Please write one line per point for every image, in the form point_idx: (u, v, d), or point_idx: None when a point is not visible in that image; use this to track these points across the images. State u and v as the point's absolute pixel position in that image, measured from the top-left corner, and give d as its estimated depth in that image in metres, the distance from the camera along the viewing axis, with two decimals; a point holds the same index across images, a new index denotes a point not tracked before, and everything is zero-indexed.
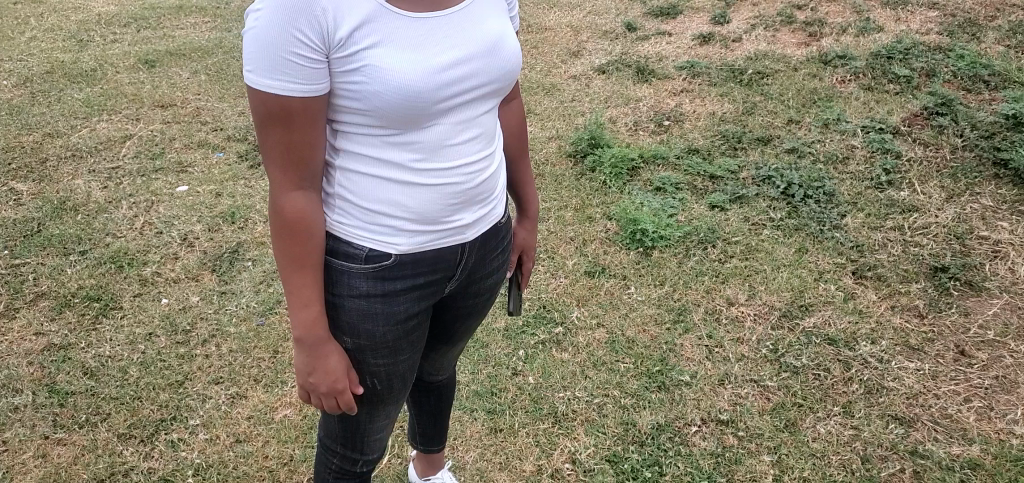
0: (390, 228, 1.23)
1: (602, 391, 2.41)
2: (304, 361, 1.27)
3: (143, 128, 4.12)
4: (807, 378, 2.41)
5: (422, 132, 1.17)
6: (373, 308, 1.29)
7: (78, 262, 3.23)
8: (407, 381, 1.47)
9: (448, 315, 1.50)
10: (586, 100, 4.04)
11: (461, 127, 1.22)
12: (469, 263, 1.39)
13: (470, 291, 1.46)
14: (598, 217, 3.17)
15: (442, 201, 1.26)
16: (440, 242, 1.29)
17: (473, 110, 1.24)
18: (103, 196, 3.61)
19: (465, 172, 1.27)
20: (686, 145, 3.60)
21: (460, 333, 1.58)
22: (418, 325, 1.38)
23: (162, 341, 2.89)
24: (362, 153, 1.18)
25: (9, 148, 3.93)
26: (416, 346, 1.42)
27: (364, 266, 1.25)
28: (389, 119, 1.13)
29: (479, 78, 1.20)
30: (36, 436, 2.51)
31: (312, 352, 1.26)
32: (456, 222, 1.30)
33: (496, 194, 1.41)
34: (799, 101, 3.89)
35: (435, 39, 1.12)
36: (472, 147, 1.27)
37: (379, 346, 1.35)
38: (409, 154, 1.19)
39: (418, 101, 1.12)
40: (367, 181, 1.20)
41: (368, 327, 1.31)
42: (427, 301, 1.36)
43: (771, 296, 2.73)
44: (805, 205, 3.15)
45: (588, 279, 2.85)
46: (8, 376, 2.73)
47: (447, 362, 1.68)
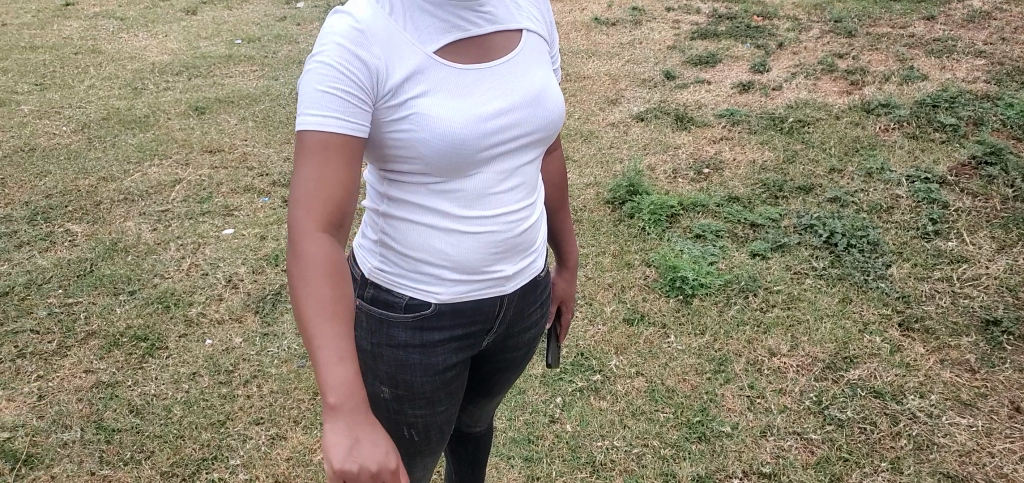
0: (433, 276, 1.25)
1: (641, 440, 2.38)
2: (344, 440, 1.06)
3: (192, 172, 4.24)
4: (852, 431, 2.35)
5: (466, 181, 1.19)
6: (411, 357, 1.31)
7: (127, 302, 3.31)
8: (445, 433, 1.47)
9: (487, 368, 1.50)
10: (625, 148, 4.06)
11: (504, 176, 1.24)
12: (507, 316, 1.39)
13: (508, 344, 1.46)
14: (637, 263, 3.16)
15: (485, 251, 1.27)
16: (480, 293, 1.30)
17: (517, 160, 1.26)
18: (152, 238, 3.71)
19: (508, 220, 1.28)
20: (726, 193, 3.59)
21: (499, 386, 1.58)
22: (456, 377, 1.38)
23: (205, 380, 2.93)
24: (408, 202, 1.20)
25: (66, 191, 4.08)
26: (454, 398, 1.42)
27: (403, 315, 1.27)
28: (436, 168, 1.16)
29: (522, 127, 1.22)
30: (84, 471, 2.57)
31: (351, 419, 1.07)
32: (497, 272, 1.31)
33: (537, 245, 1.42)
34: (841, 150, 3.85)
35: (480, 90, 1.16)
36: (516, 197, 1.29)
37: (416, 396, 1.35)
38: (453, 203, 1.20)
39: (462, 149, 1.14)
40: (412, 229, 1.22)
41: (406, 376, 1.33)
42: (465, 353, 1.36)
43: (814, 348, 2.68)
44: (849, 255, 3.10)
45: (627, 327, 2.83)
46: (58, 412, 2.79)
47: (486, 414, 1.68)
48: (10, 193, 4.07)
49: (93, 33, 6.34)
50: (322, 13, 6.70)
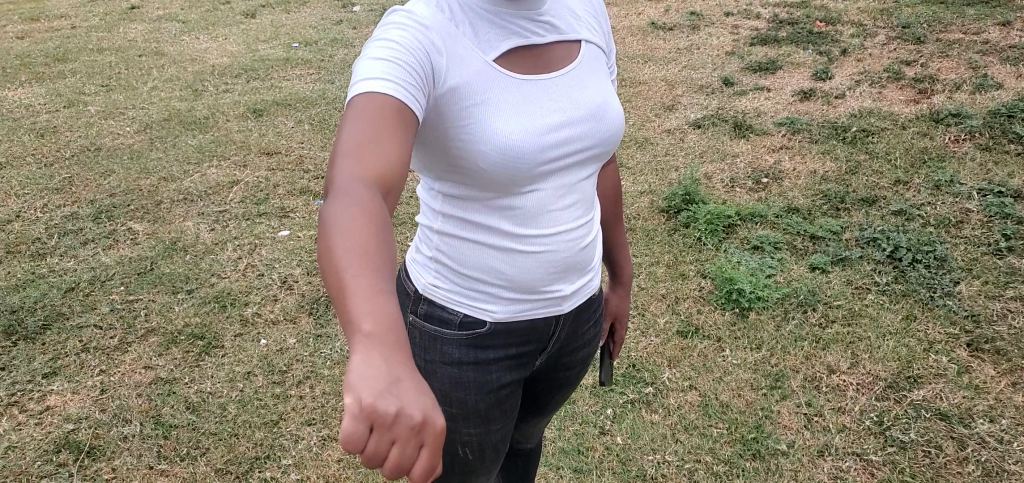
0: (489, 295, 1.24)
1: (693, 456, 2.34)
2: (377, 375, 0.79)
3: (250, 174, 4.31)
4: (916, 454, 2.27)
5: (523, 197, 1.17)
6: (465, 375, 1.30)
7: (185, 301, 3.39)
8: (500, 452, 1.45)
9: (540, 386, 1.50)
10: (681, 155, 4.00)
11: (562, 193, 1.22)
12: (562, 336, 1.40)
13: (562, 363, 1.46)
14: (691, 274, 3.11)
15: (542, 270, 1.25)
16: (536, 311, 1.29)
17: (575, 175, 1.23)
18: (210, 238, 3.78)
19: (566, 237, 1.27)
20: (785, 204, 3.50)
21: (552, 405, 1.57)
22: (510, 395, 1.37)
23: (259, 380, 2.98)
24: (466, 218, 1.19)
25: (129, 190, 4.18)
26: (508, 416, 1.41)
27: (458, 333, 1.27)
28: (495, 185, 1.14)
29: (581, 141, 1.20)
30: (142, 466, 2.63)
31: (386, 354, 0.81)
32: (555, 291, 1.30)
33: (594, 264, 1.40)
34: (907, 161, 3.73)
35: (541, 104, 1.14)
36: (574, 213, 1.27)
37: (471, 414, 1.35)
38: (510, 220, 1.19)
39: (518, 164, 1.12)
40: (469, 247, 1.22)
41: (460, 394, 1.32)
42: (519, 372, 1.36)
43: (876, 366, 2.60)
44: (914, 270, 3.00)
45: (681, 340, 2.78)
46: (119, 407, 2.86)
47: (536, 430, 1.67)
48: (76, 192, 4.20)
49: (157, 36, 6.51)
50: (378, 18, 6.76)
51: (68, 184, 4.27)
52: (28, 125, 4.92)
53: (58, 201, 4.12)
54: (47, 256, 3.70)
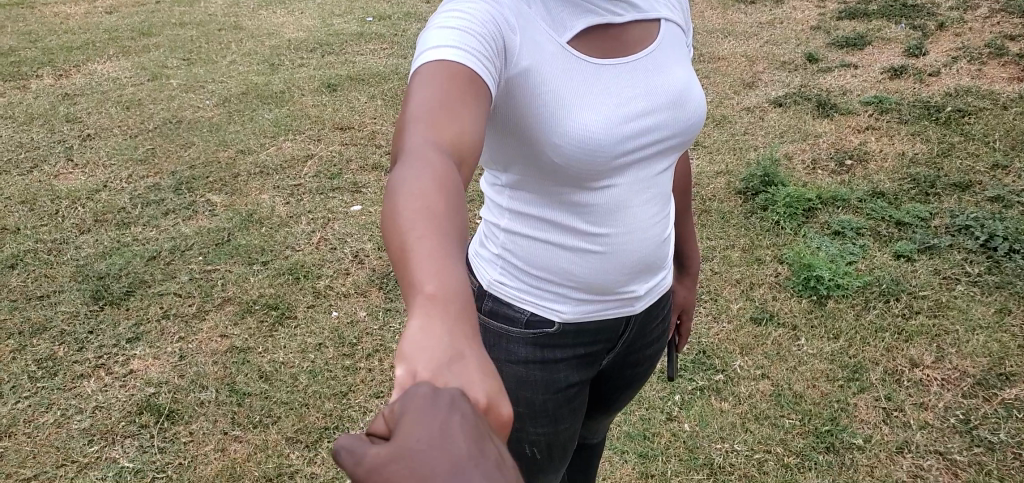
0: (558, 296, 1.24)
1: (764, 446, 2.27)
2: (433, 340, 0.69)
3: (324, 148, 4.37)
4: (1004, 456, 2.15)
5: (598, 196, 1.15)
6: (532, 374, 1.30)
7: (260, 272, 3.46)
8: (568, 450, 1.45)
9: (609, 386, 1.50)
10: (761, 134, 3.87)
11: (638, 191, 1.19)
12: (630, 336, 1.40)
13: (629, 361, 1.46)
14: (768, 258, 3.00)
15: (613, 269, 1.24)
16: (605, 311, 1.29)
17: (651, 170, 1.20)
18: (284, 211, 3.85)
19: (640, 234, 1.24)
20: (870, 187, 3.35)
21: (617, 403, 1.56)
22: (578, 394, 1.38)
23: (330, 352, 3.03)
24: (536, 217, 1.17)
25: (208, 162, 4.29)
26: (576, 414, 1.41)
27: (525, 331, 1.27)
28: (571, 181, 1.11)
29: (660, 134, 1.16)
30: (217, 431, 2.71)
31: (446, 321, 0.71)
32: (625, 291, 1.29)
33: (666, 260, 1.39)
34: (1006, 144, 3.53)
35: (620, 92, 1.09)
36: (650, 210, 1.24)
37: (538, 414, 1.34)
38: (582, 220, 1.17)
39: (595, 161, 1.09)
40: (538, 247, 1.20)
41: (527, 394, 1.32)
42: (586, 371, 1.37)
43: (964, 361, 2.46)
44: (1009, 261, 2.83)
45: (755, 326, 2.70)
46: (196, 373, 2.95)
47: (602, 424, 1.67)
48: (159, 163, 4.33)
49: (236, 10, 6.64)
50: None
51: (151, 155, 4.41)
52: (115, 97, 5.10)
53: (141, 172, 4.26)
54: (131, 225, 3.83)
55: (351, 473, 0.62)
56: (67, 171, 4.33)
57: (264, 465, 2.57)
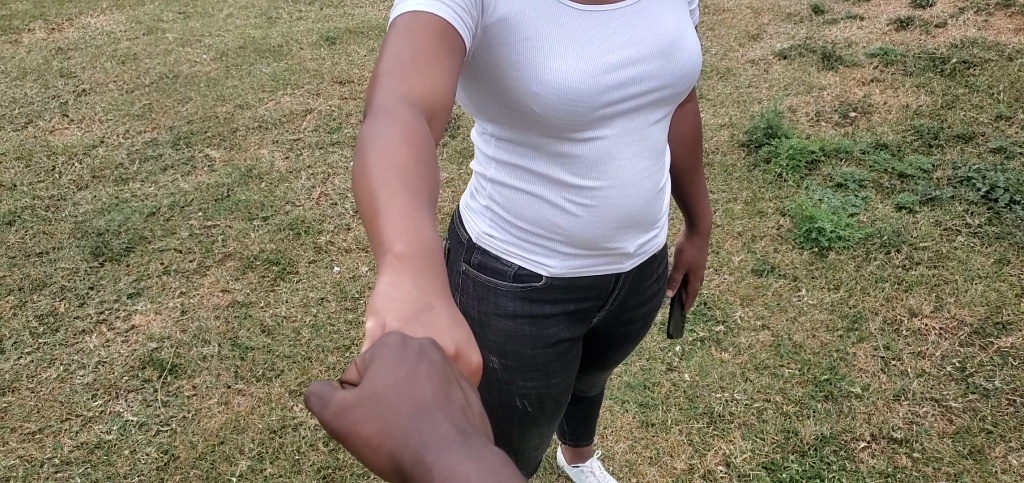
0: (545, 250, 1.25)
1: (763, 395, 2.31)
2: (403, 290, 0.72)
3: (324, 103, 4.35)
4: (998, 403, 2.20)
5: (582, 147, 1.15)
6: (521, 328, 1.33)
7: (261, 227, 3.47)
8: (560, 403, 1.50)
9: (601, 342, 1.53)
10: (764, 87, 3.85)
11: (625, 143, 1.18)
12: (622, 293, 1.41)
13: (622, 319, 1.48)
14: (770, 211, 3.02)
15: (601, 223, 1.24)
16: (593, 268, 1.30)
17: (641, 122, 1.19)
18: (284, 166, 3.85)
19: (629, 188, 1.24)
20: (873, 139, 3.36)
21: (613, 359, 1.60)
22: (569, 350, 1.41)
23: (332, 306, 3.05)
24: (520, 168, 1.18)
25: (206, 117, 4.27)
26: (568, 369, 1.45)
27: (512, 285, 1.28)
28: (554, 132, 1.12)
29: (647, 84, 1.15)
30: (221, 385, 2.74)
31: (417, 274, 0.73)
32: (615, 246, 1.29)
33: (660, 216, 1.38)
34: (1010, 96, 3.53)
35: (604, 41, 1.08)
36: (640, 163, 1.23)
37: (528, 369, 1.38)
38: (566, 173, 1.17)
39: (578, 112, 1.09)
40: (524, 201, 1.21)
41: (517, 347, 1.35)
42: (577, 327, 1.39)
43: (962, 310, 2.50)
44: (1010, 213, 2.86)
45: (756, 278, 2.72)
46: (199, 328, 2.98)
47: (598, 380, 1.71)
48: (157, 118, 4.30)
49: None
50: None
51: (148, 110, 4.38)
52: (109, 51, 5.05)
53: (139, 127, 4.24)
54: (129, 181, 3.82)
55: (319, 415, 0.66)
56: (63, 127, 4.30)
57: (269, 418, 2.61)
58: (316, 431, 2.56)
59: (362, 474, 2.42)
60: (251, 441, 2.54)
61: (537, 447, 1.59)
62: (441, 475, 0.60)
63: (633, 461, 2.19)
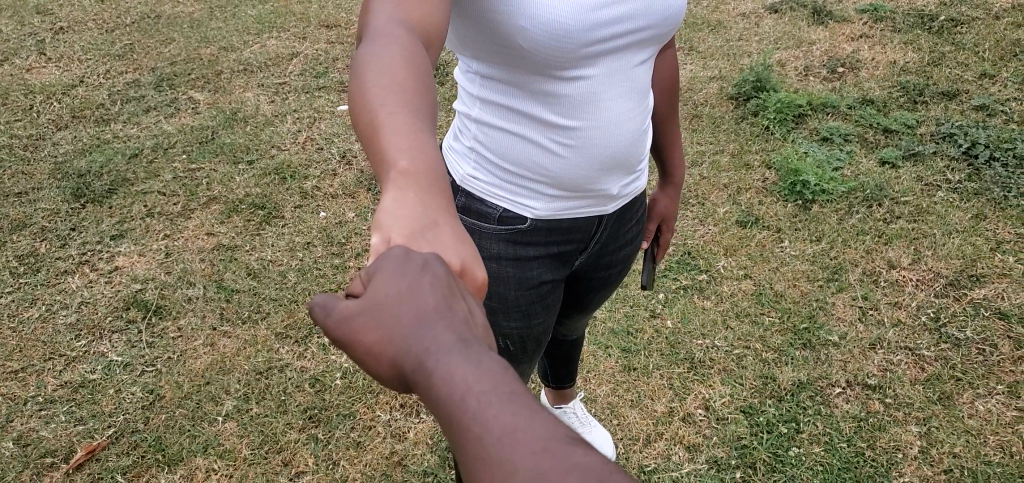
0: (530, 192, 1.27)
1: (743, 342, 2.38)
2: (408, 205, 0.75)
3: (310, 47, 4.30)
4: (969, 352, 2.29)
5: (569, 87, 1.16)
6: (505, 270, 1.35)
7: (246, 171, 3.45)
8: (541, 343, 1.54)
9: (582, 286, 1.56)
10: (754, 40, 3.87)
11: (610, 84, 1.20)
12: (603, 236, 1.44)
13: (602, 263, 1.51)
14: (756, 164, 3.06)
15: (587, 164, 1.26)
16: (576, 211, 1.32)
17: (625, 62, 1.20)
18: (270, 110, 3.82)
19: (613, 129, 1.25)
20: (860, 95, 3.40)
21: (593, 302, 1.63)
22: (551, 291, 1.44)
23: (318, 250, 3.06)
24: (506, 107, 1.19)
25: (190, 59, 4.21)
26: (549, 311, 1.47)
27: (497, 227, 1.30)
28: (542, 70, 1.13)
29: (634, 22, 1.16)
30: (206, 326, 2.75)
31: (421, 190, 0.76)
32: (598, 188, 1.31)
33: (641, 161, 1.41)
34: (996, 54, 3.58)
35: None
36: (624, 104, 1.24)
37: (511, 309, 1.41)
38: (553, 112, 1.19)
39: (565, 48, 1.10)
40: (510, 142, 1.23)
41: (500, 289, 1.37)
42: (559, 270, 1.42)
43: (938, 263, 2.57)
44: (989, 169, 2.92)
45: (739, 229, 2.77)
46: (184, 270, 2.98)
47: (579, 324, 1.75)
48: (138, 59, 4.24)
49: None
50: None
51: (130, 51, 4.31)
52: None
53: (120, 67, 4.18)
54: (111, 122, 3.78)
55: (323, 323, 0.72)
56: (41, 65, 4.22)
57: (254, 359, 2.63)
58: (302, 374, 2.58)
59: (349, 414, 2.45)
60: (237, 381, 2.56)
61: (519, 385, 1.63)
62: (440, 378, 0.64)
63: (615, 403, 2.26)
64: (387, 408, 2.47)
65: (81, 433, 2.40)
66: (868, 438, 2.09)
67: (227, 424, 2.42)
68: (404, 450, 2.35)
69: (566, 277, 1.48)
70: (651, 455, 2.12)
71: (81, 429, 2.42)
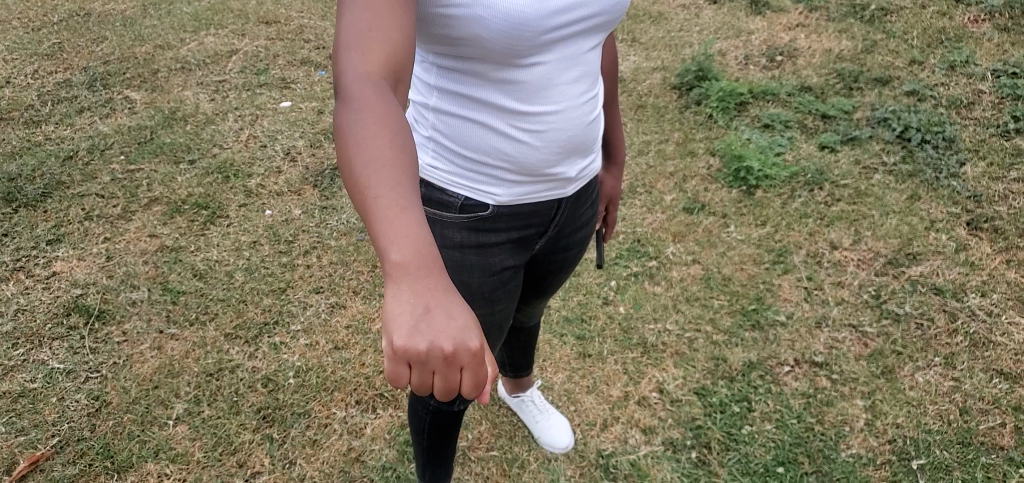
0: (491, 178, 1.28)
1: (694, 325, 2.44)
2: (409, 302, 0.80)
3: (249, 43, 4.23)
4: (908, 326, 2.39)
5: (525, 74, 1.17)
6: (468, 258, 1.36)
7: (188, 171, 3.38)
8: (503, 329, 1.53)
9: (541, 272, 1.57)
10: (695, 31, 3.95)
11: (564, 69, 1.21)
12: (561, 220, 1.45)
13: (560, 246, 1.52)
14: (700, 152, 3.13)
15: (544, 149, 1.27)
16: (536, 195, 1.34)
17: (577, 48, 1.22)
18: (210, 108, 3.74)
19: (569, 115, 1.27)
20: (798, 83, 3.51)
21: (552, 286, 1.65)
22: (513, 277, 1.44)
23: (265, 249, 3.01)
24: (464, 97, 1.19)
25: (124, 58, 4.10)
26: (511, 297, 1.48)
27: (459, 216, 1.31)
28: (499, 58, 1.13)
29: (586, 11, 1.16)
30: (152, 330, 2.69)
31: (417, 282, 0.81)
32: (556, 172, 1.33)
33: (596, 146, 1.43)
34: (924, 41, 3.72)
35: None
36: (577, 88, 1.26)
37: (474, 296, 1.41)
38: (512, 100, 1.19)
39: (523, 37, 1.10)
40: (470, 132, 1.23)
41: (464, 277, 1.38)
42: (520, 256, 1.43)
43: (877, 243, 2.68)
44: (922, 151, 3.04)
45: (686, 216, 2.84)
46: (126, 273, 2.90)
47: (538, 310, 1.76)
48: (69, 58, 4.11)
49: None
50: None
51: (59, 49, 4.18)
52: None
53: (49, 67, 4.04)
54: (42, 124, 3.66)
55: None
56: None
57: (204, 361, 2.58)
58: (253, 374, 2.54)
59: (303, 413, 2.42)
60: (186, 384, 2.51)
61: None
62: None
63: (571, 390, 2.29)
64: (343, 405, 2.45)
65: (23, 444, 2.33)
66: (817, 413, 2.17)
67: (178, 428, 2.37)
68: (361, 447, 2.33)
69: (526, 262, 1.49)
70: (609, 439, 2.15)
71: (21, 440, 2.34)
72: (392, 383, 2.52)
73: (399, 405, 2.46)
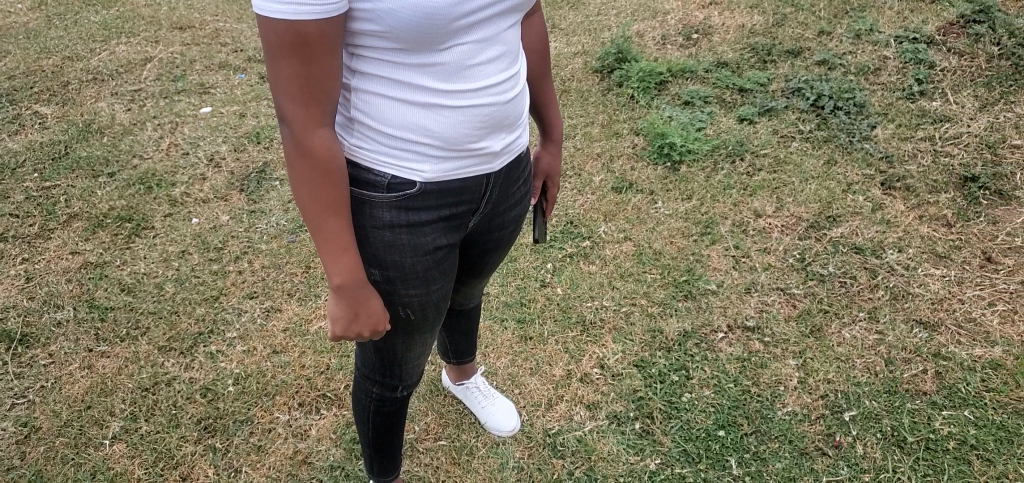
0: (417, 156, 1.26)
1: (629, 300, 2.49)
2: (346, 306, 1.24)
3: (163, 50, 4.13)
4: (833, 285, 2.48)
5: (447, 50, 1.17)
6: (399, 238, 1.34)
7: (108, 184, 3.27)
8: (440, 310, 1.54)
9: (476, 250, 1.58)
10: (612, 15, 4.02)
11: (483, 47, 1.22)
12: (493, 196, 1.46)
13: (494, 224, 1.53)
14: (625, 132, 3.19)
15: (467, 124, 1.27)
16: (464, 171, 1.33)
17: (495, 26, 1.23)
18: (127, 118, 3.64)
19: (491, 91, 1.28)
20: (715, 59, 3.60)
21: (488, 265, 1.66)
22: (447, 256, 1.44)
23: (195, 258, 2.94)
24: (387, 76, 1.17)
25: (30, 72, 3.95)
26: (447, 276, 1.48)
27: (387, 195, 1.29)
28: (421, 37, 1.12)
29: None
30: (81, 349, 2.60)
31: (353, 295, 1.23)
32: (481, 147, 1.33)
33: (520, 122, 1.44)
34: (831, 12, 3.85)
35: None
36: (497, 64, 1.27)
37: (409, 276, 1.40)
38: (432, 75, 1.19)
39: (444, 14, 1.10)
40: (393, 110, 1.21)
41: (397, 258, 1.37)
42: (454, 234, 1.42)
43: (800, 208, 2.77)
44: (835, 117, 3.16)
45: (616, 195, 2.89)
46: (48, 293, 2.80)
47: (476, 292, 1.77)
48: None
49: None
50: None
51: None
52: None
53: None
54: None
55: None
56: None
57: (139, 377, 2.51)
58: (191, 385, 2.49)
59: (245, 420, 2.38)
60: (121, 402, 2.43)
61: (421, 359, 1.61)
62: None
63: (515, 373, 2.31)
64: (285, 408, 2.42)
65: None
66: (752, 376, 2.24)
67: (115, 447, 2.31)
68: (308, 448, 2.30)
69: (460, 241, 1.49)
70: (554, 418, 2.18)
71: None
72: (334, 382, 2.50)
73: (343, 403, 2.44)
